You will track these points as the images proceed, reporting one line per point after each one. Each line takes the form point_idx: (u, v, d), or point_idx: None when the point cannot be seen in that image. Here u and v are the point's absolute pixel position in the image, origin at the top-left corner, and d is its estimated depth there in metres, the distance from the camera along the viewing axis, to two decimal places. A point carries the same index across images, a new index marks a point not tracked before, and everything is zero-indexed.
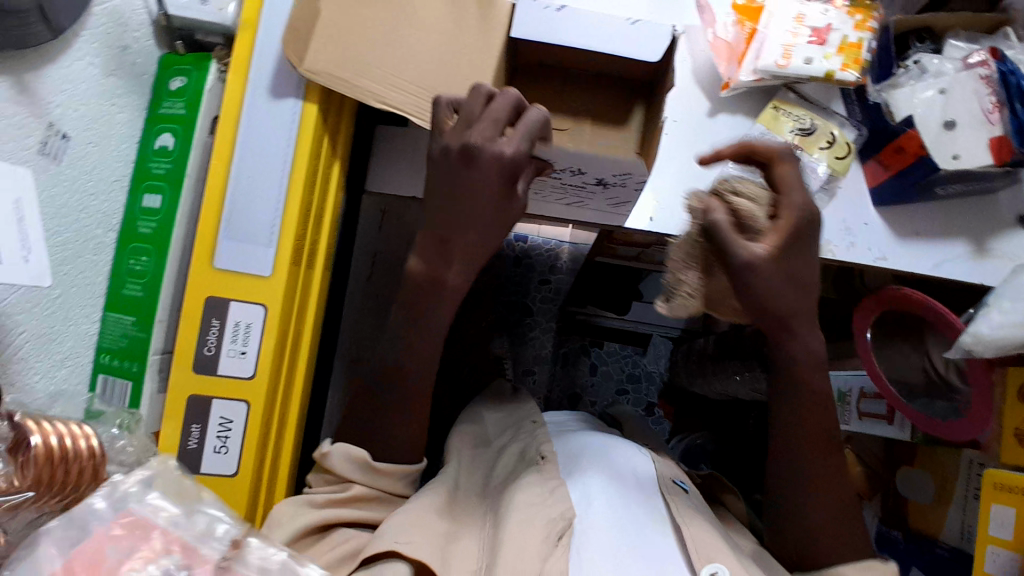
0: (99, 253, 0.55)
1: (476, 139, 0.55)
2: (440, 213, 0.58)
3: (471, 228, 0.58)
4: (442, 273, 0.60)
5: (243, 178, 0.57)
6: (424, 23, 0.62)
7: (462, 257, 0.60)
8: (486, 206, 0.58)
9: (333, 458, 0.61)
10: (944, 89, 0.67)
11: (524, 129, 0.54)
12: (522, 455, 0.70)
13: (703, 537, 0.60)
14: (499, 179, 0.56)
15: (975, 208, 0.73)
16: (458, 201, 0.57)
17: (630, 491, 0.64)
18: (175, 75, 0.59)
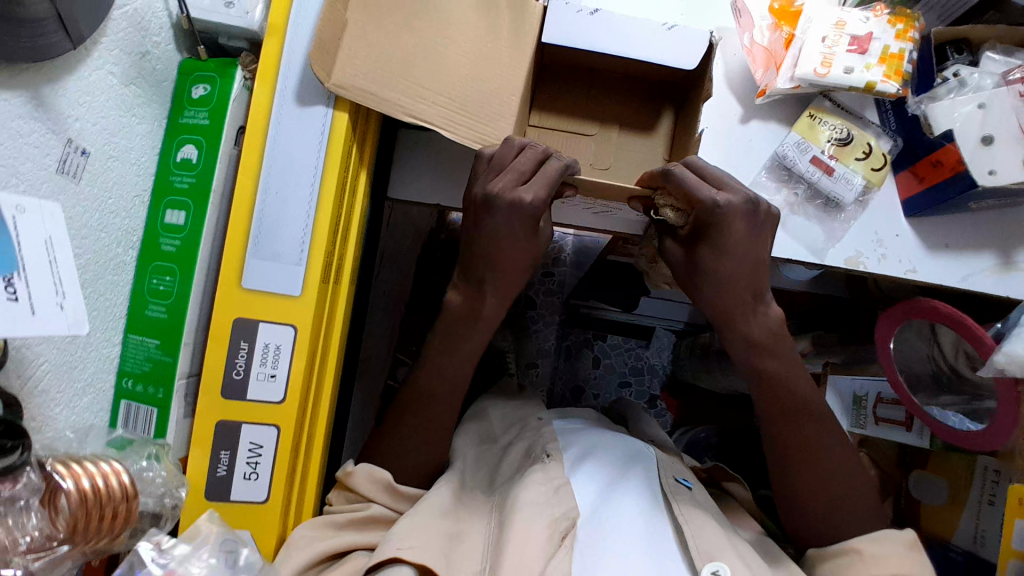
0: (120, 273, 0.53)
1: (498, 187, 0.58)
2: (480, 252, 0.62)
3: (504, 267, 0.62)
4: (479, 305, 0.64)
5: (271, 194, 0.55)
6: (457, 29, 0.59)
7: (497, 291, 0.64)
8: (513, 243, 0.61)
9: (358, 477, 0.61)
10: (984, 103, 0.63)
11: (545, 179, 0.58)
12: (528, 453, 0.69)
13: (707, 536, 0.58)
14: (518, 222, 0.59)
15: (1004, 221, 0.72)
16: (492, 235, 0.60)
17: (631, 489, 0.63)
18: (197, 81, 0.56)
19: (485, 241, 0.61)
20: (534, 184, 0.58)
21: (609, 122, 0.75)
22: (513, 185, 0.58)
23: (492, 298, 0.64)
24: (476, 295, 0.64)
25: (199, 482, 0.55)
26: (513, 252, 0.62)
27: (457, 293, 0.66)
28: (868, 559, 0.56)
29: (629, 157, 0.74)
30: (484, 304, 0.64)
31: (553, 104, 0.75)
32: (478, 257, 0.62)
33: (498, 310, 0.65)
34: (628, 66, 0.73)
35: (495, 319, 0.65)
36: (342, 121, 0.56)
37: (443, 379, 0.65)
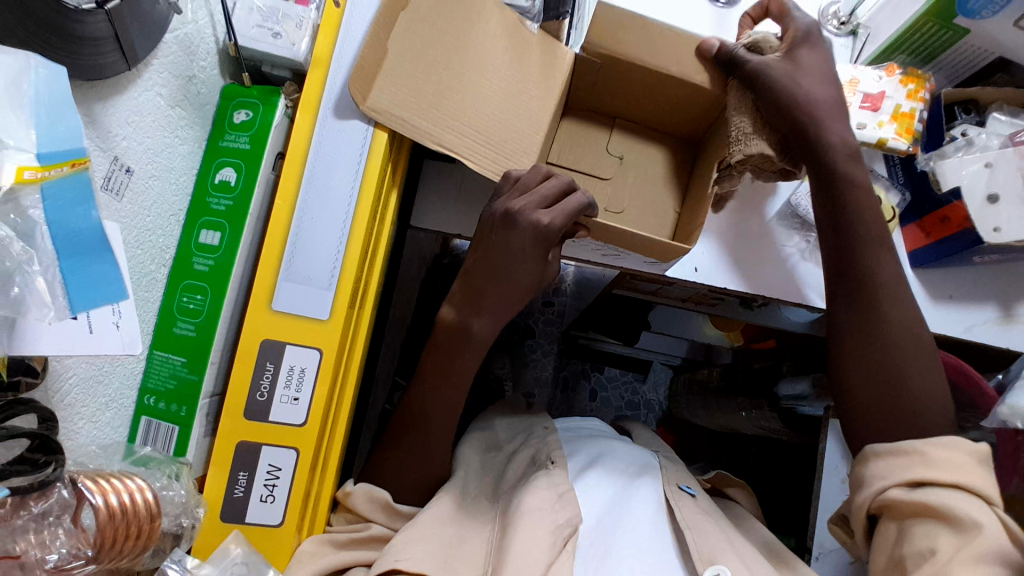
0: (150, 289, 0.53)
1: (521, 208, 0.59)
2: (489, 270, 0.62)
3: (511, 280, 0.63)
4: (470, 321, 0.64)
5: (306, 220, 0.56)
6: (491, 68, 0.61)
7: (491, 308, 0.64)
8: (529, 269, 0.62)
9: (357, 497, 0.60)
10: (991, 162, 0.65)
11: (562, 208, 0.59)
12: (533, 459, 0.68)
13: (706, 538, 0.58)
14: (534, 245, 0.60)
15: (1003, 277, 0.75)
16: (508, 251, 0.61)
17: (643, 504, 0.62)
18: (239, 107, 0.57)
19: (493, 258, 0.62)
20: (556, 211, 0.59)
21: (624, 163, 0.78)
22: (534, 207, 0.59)
23: (484, 317, 0.64)
24: (471, 311, 0.64)
25: (214, 503, 0.55)
26: (522, 274, 0.62)
27: (451, 308, 0.65)
28: (930, 462, 0.50)
29: (641, 200, 0.76)
30: (475, 321, 0.64)
31: (572, 144, 0.78)
32: (484, 271, 0.63)
33: (491, 327, 0.65)
34: (644, 113, 0.76)
35: (484, 335, 0.64)
36: (379, 154, 0.58)
37: (437, 398, 0.64)
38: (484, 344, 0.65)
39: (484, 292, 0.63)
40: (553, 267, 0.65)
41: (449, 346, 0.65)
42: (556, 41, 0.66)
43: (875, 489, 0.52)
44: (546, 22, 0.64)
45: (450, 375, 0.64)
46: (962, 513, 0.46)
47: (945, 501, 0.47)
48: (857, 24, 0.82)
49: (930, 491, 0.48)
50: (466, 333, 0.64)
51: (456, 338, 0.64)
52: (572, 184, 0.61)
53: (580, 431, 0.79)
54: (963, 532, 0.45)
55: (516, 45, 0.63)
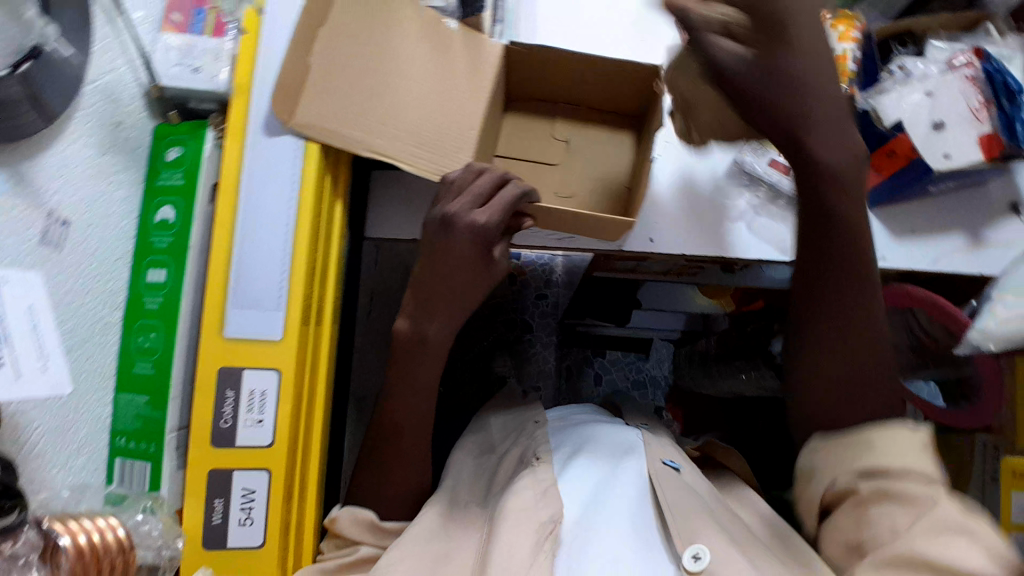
0: (106, 334, 0.55)
1: (457, 210, 0.60)
2: (438, 283, 0.63)
3: (460, 284, 0.63)
4: (424, 329, 0.64)
5: (247, 245, 0.56)
6: (413, 72, 0.62)
7: (443, 315, 0.64)
8: (472, 270, 0.62)
9: (343, 521, 0.60)
10: (930, 90, 0.67)
11: (499, 203, 0.60)
12: (522, 459, 0.69)
13: (687, 518, 0.56)
14: (474, 245, 0.61)
15: (967, 200, 0.74)
16: (446, 257, 0.61)
17: (631, 484, 0.62)
18: (171, 145, 0.58)
19: (437, 266, 0.62)
20: (491, 208, 0.60)
21: (570, 148, 0.78)
22: (470, 207, 0.60)
23: (437, 322, 0.64)
24: (422, 318, 0.64)
25: (195, 534, 0.56)
26: (463, 271, 0.62)
27: (403, 319, 0.65)
28: (878, 451, 0.50)
29: (593, 181, 0.77)
30: (428, 327, 0.64)
31: (520, 133, 0.79)
32: (432, 279, 0.63)
33: (445, 333, 0.65)
34: (585, 95, 0.76)
35: (440, 343, 0.64)
36: (311, 170, 0.58)
37: (406, 407, 0.65)
38: (441, 349, 0.64)
39: (432, 298, 0.63)
40: (501, 264, 0.64)
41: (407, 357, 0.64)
42: (478, 33, 0.66)
43: (837, 483, 0.51)
44: (465, 17, 0.67)
45: (412, 384, 0.65)
46: (919, 492, 0.46)
47: (900, 485, 0.47)
48: None
49: (883, 480, 0.48)
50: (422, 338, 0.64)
51: (414, 346, 0.64)
52: (505, 177, 0.61)
53: (571, 419, 0.79)
54: (917, 507, 0.45)
55: (437, 46, 0.64)
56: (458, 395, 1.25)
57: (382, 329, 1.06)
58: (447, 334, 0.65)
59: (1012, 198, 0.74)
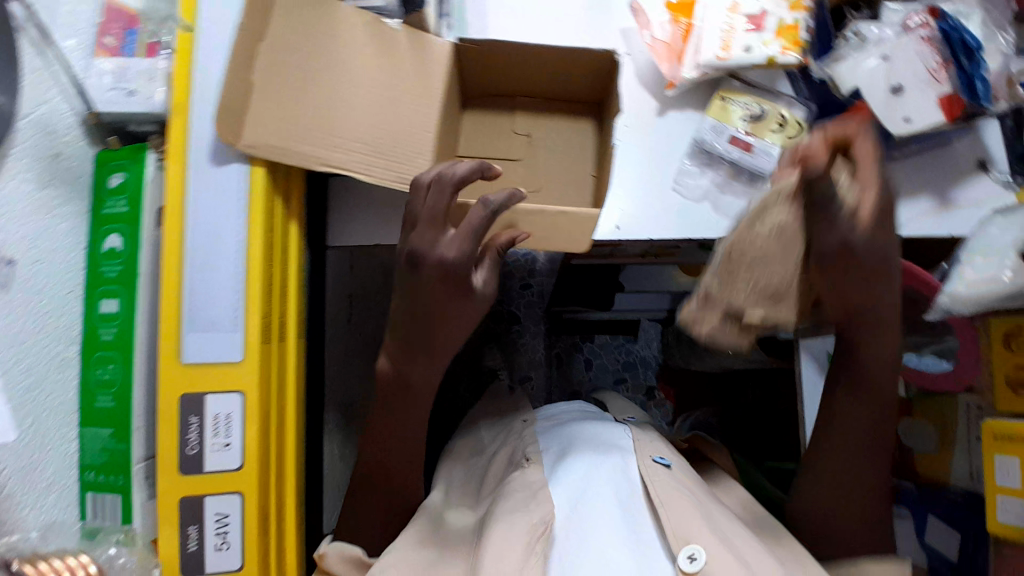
0: (65, 371, 0.55)
1: (422, 246, 0.56)
2: (413, 323, 0.58)
3: (441, 326, 0.58)
4: (405, 373, 0.60)
5: (199, 269, 0.55)
6: (361, 75, 0.60)
7: (426, 358, 0.59)
8: (451, 309, 0.57)
9: (330, 557, 0.58)
10: (886, 54, 0.65)
11: (468, 230, 0.55)
12: (511, 459, 0.69)
13: (680, 516, 0.55)
14: (443, 285, 0.56)
15: (935, 162, 0.73)
16: (415, 296, 0.57)
17: (615, 483, 0.60)
18: (113, 171, 0.57)
19: (410, 310, 0.58)
20: (459, 236, 0.56)
21: (533, 141, 0.76)
22: (435, 240, 0.56)
23: (419, 368, 0.60)
24: (403, 363, 0.59)
25: (171, 564, 0.55)
26: (443, 316, 0.57)
27: (386, 359, 0.61)
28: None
29: (559, 175, 0.75)
30: (412, 373, 0.60)
31: (478, 130, 0.77)
32: (409, 324, 0.58)
33: (431, 376, 0.61)
34: (545, 87, 0.74)
35: (425, 384, 0.61)
36: (258, 188, 0.56)
37: (391, 438, 0.62)
38: (425, 391, 0.61)
39: (412, 345, 0.59)
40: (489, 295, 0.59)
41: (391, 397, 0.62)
42: (424, 35, 0.63)
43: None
44: (406, 16, 0.62)
45: (397, 426, 0.62)
46: None
47: None
48: None
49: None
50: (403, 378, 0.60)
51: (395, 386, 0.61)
52: (463, 181, 0.56)
53: (561, 417, 0.78)
54: None
55: (382, 41, 0.61)
56: (450, 393, 1.26)
57: (366, 328, 1.09)
58: (431, 378, 0.61)
59: (980, 156, 0.73)
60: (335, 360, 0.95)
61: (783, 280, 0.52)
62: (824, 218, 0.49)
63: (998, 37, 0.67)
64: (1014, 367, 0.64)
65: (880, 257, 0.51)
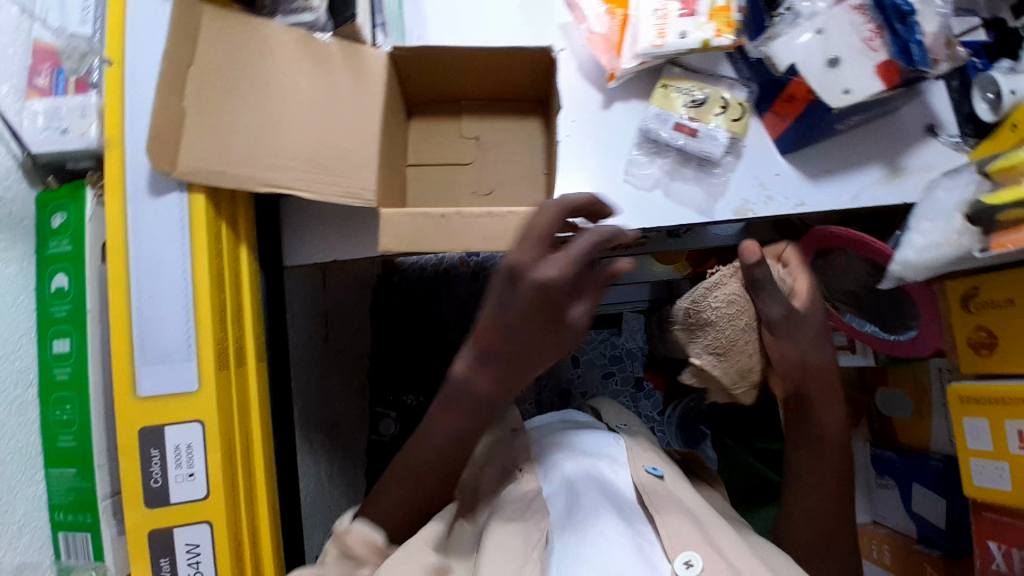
0: (24, 414, 0.54)
1: (523, 261, 0.50)
2: (495, 336, 0.52)
3: (529, 351, 0.53)
4: (476, 381, 0.55)
5: (146, 302, 0.55)
6: (296, 93, 0.60)
7: (495, 371, 0.54)
8: (542, 337, 0.52)
9: (354, 535, 0.57)
10: (820, 28, 0.65)
11: (575, 254, 0.49)
12: (504, 474, 0.63)
13: (675, 522, 0.53)
14: (535, 312, 0.50)
15: (882, 131, 0.73)
16: (503, 316, 0.51)
17: (592, 489, 0.55)
18: (54, 211, 0.56)
19: (496, 334, 0.52)
20: (560, 261, 0.49)
21: (481, 144, 0.77)
22: (535, 259, 0.50)
23: (489, 377, 0.55)
24: (481, 365, 0.54)
25: None
26: (529, 342, 0.52)
27: (464, 360, 0.56)
28: None
29: (511, 176, 0.76)
30: (478, 379, 0.55)
31: (426, 138, 0.78)
32: (495, 332, 0.52)
33: (496, 393, 0.56)
34: (488, 89, 0.75)
35: (489, 398, 0.56)
36: (200, 217, 0.57)
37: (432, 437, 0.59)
38: (485, 405, 0.56)
39: (497, 353, 0.53)
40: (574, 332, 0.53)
41: (461, 409, 0.57)
42: (357, 45, 0.62)
43: None
44: (337, 30, 0.61)
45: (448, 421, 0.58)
46: None
47: None
48: None
49: None
50: (474, 394, 0.56)
51: (462, 398, 0.57)
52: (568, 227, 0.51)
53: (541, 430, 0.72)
54: None
55: (314, 55, 0.61)
56: None
57: (344, 351, 1.09)
58: (502, 392, 0.56)
59: (925, 121, 0.74)
60: (310, 379, 0.95)
61: (726, 338, 0.67)
62: (768, 289, 0.63)
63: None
64: (974, 328, 0.64)
65: (817, 327, 0.66)
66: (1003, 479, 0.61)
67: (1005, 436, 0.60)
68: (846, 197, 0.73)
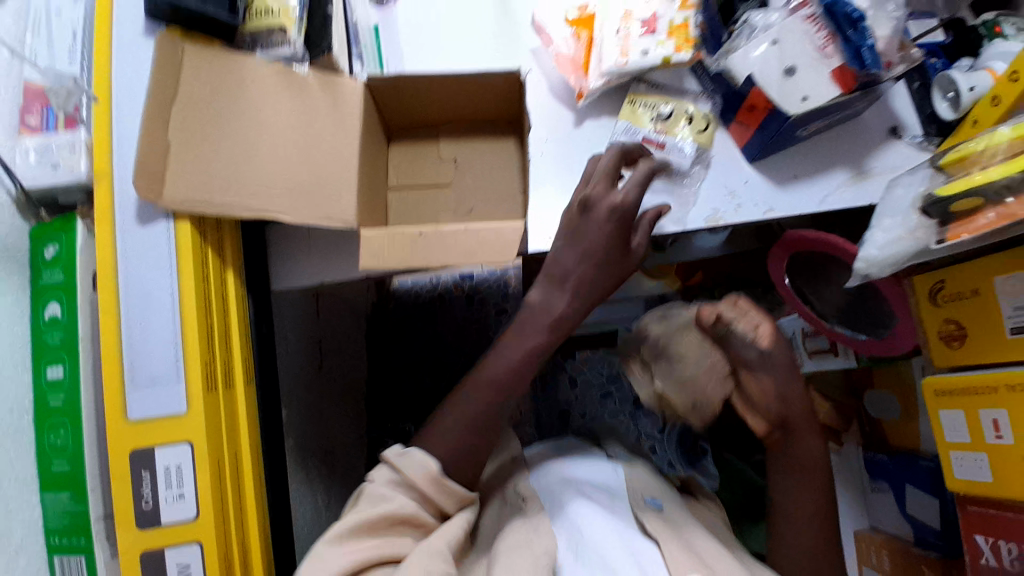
0: (18, 440, 0.56)
1: (595, 193, 0.65)
2: (580, 252, 0.65)
3: (602, 264, 0.66)
4: (553, 301, 0.67)
5: (135, 327, 0.58)
6: (276, 123, 0.62)
7: (575, 290, 0.66)
8: (614, 252, 0.65)
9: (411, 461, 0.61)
10: (776, 38, 0.67)
11: (635, 177, 0.64)
12: (508, 502, 0.70)
13: (678, 552, 0.60)
14: (613, 227, 0.64)
15: (847, 136, 0.76)
16: (583, 239, 0.65)
17: (597, 519, 0.63)
18: (47, 243, 0.59)
19: (575, 252, 0.65)
20: (630, 184, 0.64)
21: (459, 165, 0.81)
22: (607, 189, 0.64)
23: (566, 297, 0.66)
24: (555, 290, 0.66)
25: None
26: (607, 258, 0.65)
27: (535, 292, 0.68)
28: None
29: (488, 195, 0.79)
30: (557, 300, 0.66)
31: (406, 162, 0.81)
32: (578, 250, 0.65)
33: (577, 311, 0.67)
34: (464, 112, 0.78)
35: (566, 321, 0.67)
36: (186, 245, 0.59)
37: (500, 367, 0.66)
38: (559, 328, 0.67)
39: (574, 271, 0.66)
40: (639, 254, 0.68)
41: (535, 327, 0.66)
42: (334, 76, 0.65)
43: None
44: (314, 61, 0.65)
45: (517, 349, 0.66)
46: None
47: None
48: None
49: None
50: (549, 314, 0.66)
51: (538, 318, 0.67)
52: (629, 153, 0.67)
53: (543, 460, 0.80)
54: None
55: (291, 85, 0.63)
56: None
57: (340, 378, 1.11)
58: (576, 311, 0.67)
59: (889, 124, 0.76)
60: (308, 405, 0.97)
61: (693, 371, 0.70)
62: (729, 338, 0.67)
63: (889, 1, 0.67)
64: (943, 321, 0.65)
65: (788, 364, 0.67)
66: (980, 471, 0.62)
67: (981, 426, 0.61)
68: (814, 201, 0.75)
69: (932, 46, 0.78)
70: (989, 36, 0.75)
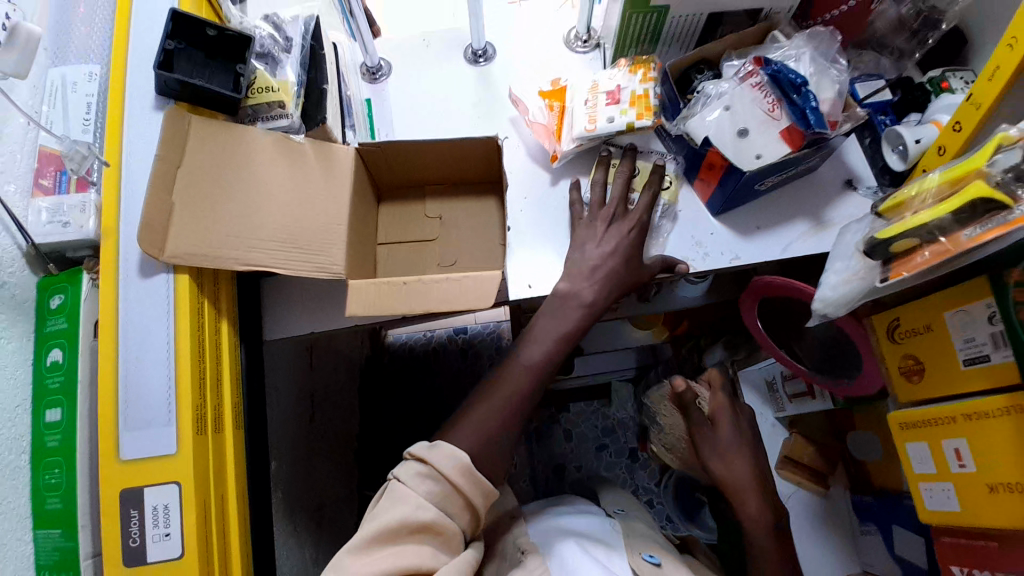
0: (15, 478, 0.59)
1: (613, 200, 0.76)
2: (606, 247, 0.75)
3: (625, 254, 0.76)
4: (580, 289, 0.75)
5: (132, 371, 0.61)
6: (272, 184, 0.68)
7: (604, 280, 0.75)
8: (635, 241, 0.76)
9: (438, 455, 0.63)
10: (728, 105, 0.73)
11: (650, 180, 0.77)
12: (505, 556, 0.72)
13: None
14: (636, 222, 0.76)
15: (804, 189, 0.82)
16: (608, 238, 0.75)
17: (589, 566, 0.66)
18: (53, 293, 0.63)
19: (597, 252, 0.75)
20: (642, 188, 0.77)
21: (444, 222, 0.86)
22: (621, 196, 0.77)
23: (594, 284, 0.75)
24: (583, 280, 0.75)
25: None
26: (632, 250, 0.76)
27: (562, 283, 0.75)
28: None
29: (474, 249, 0.84)
30: (585, 288, 0.75)
31: (394, 220, 0.86)
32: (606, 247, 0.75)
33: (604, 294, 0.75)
34: (449, 174, 0.84)
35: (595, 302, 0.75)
36: (184, 294, 0.63)
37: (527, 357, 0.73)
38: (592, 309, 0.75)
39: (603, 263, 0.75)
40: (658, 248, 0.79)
41: (567, 311, 0.75)
42: (328, 143, 0.70)
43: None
44: (308, 131, 0.70)
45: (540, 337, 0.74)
46: None
47: None
48: (597, 38, 0.91)
49: None
50: (579, 299, 0.74)
51: (569, 304, 0.75)
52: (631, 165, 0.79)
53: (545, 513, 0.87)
54: None
55: (286, 150, 0.69)
56: None
57: (331, 431, 1.12)
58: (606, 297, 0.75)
59: (845, 176, 0.82)
60: (300, 459, 0.98)
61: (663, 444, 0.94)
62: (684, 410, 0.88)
63: (832, 70, 0.75)
64: (903, 356, 0.68)
65: (733, 441, 0.86)
66: (951, 502, 0.63)
67: (945, 456, 0.63)
68: (777, 248, 0.80)
69: (882, 104, 0.82)
70: (935, 91, 0.80)
